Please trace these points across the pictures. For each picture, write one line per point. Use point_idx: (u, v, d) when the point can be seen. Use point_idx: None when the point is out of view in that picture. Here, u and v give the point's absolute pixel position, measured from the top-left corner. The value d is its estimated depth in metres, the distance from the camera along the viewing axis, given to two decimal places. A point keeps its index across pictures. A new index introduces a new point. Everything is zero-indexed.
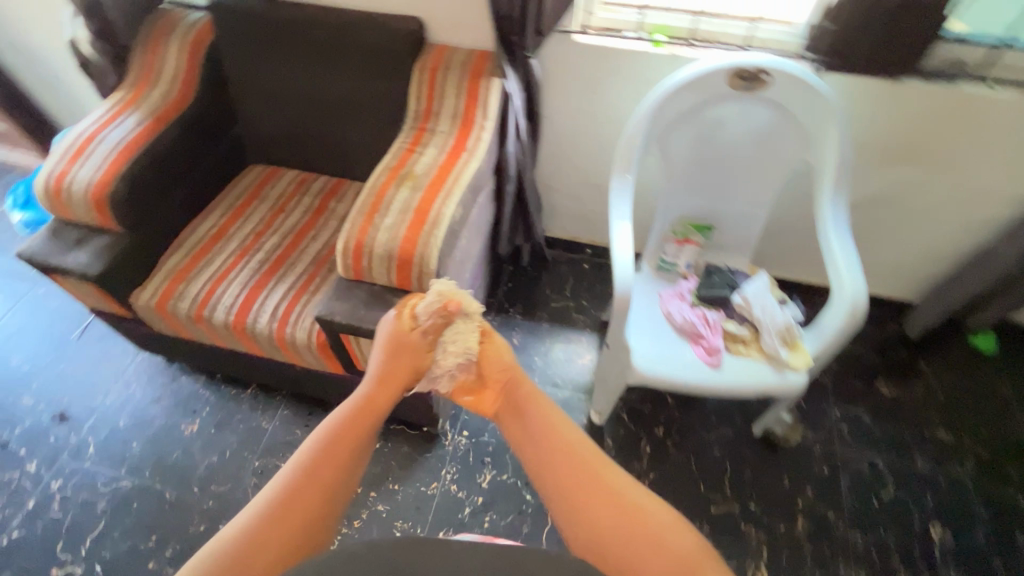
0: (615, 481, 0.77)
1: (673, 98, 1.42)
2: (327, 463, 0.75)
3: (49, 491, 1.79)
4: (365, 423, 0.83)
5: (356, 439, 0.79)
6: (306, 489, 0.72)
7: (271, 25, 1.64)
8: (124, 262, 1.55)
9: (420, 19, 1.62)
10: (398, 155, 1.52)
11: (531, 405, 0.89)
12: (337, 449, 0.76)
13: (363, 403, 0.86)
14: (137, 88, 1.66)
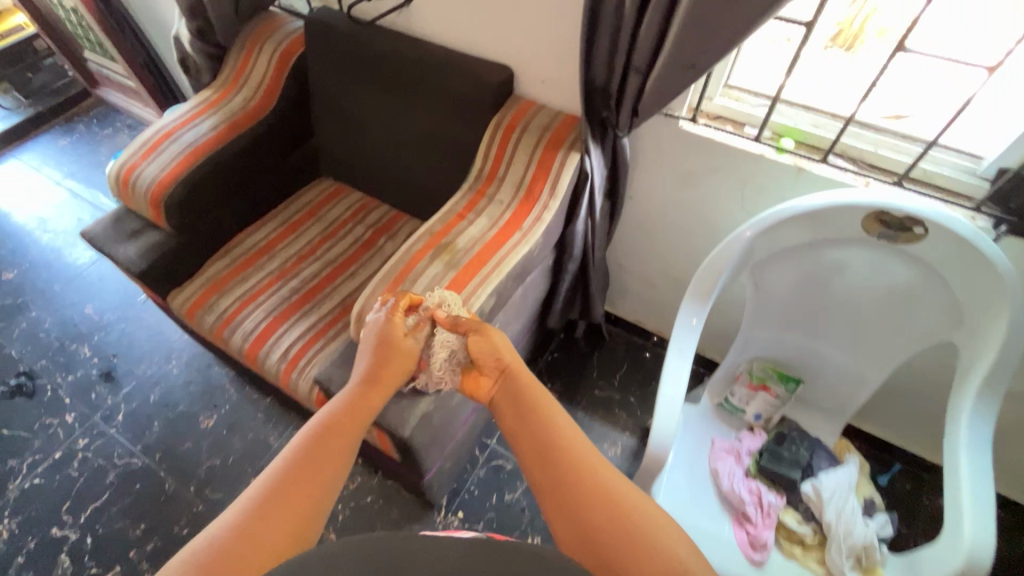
0: (605, 479, 0.78)
1: (782, 228, 1.12)
2: (314, 461, 0.78)
3: (74, 448, 1.88)
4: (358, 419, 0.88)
5: (344, 436, 0.83)
6: (297, 482, 0.74)
7: (358, 48, 1.54)
8: (169, 262, 1.55)
9: (510, 68, 1.44)
10: (447, 217, 1.36)
11: (520, 402, 0.93)
12: (325, 447, 0.80)
13: (354, 401, 0.92)
14: (225, 90, 1.66)
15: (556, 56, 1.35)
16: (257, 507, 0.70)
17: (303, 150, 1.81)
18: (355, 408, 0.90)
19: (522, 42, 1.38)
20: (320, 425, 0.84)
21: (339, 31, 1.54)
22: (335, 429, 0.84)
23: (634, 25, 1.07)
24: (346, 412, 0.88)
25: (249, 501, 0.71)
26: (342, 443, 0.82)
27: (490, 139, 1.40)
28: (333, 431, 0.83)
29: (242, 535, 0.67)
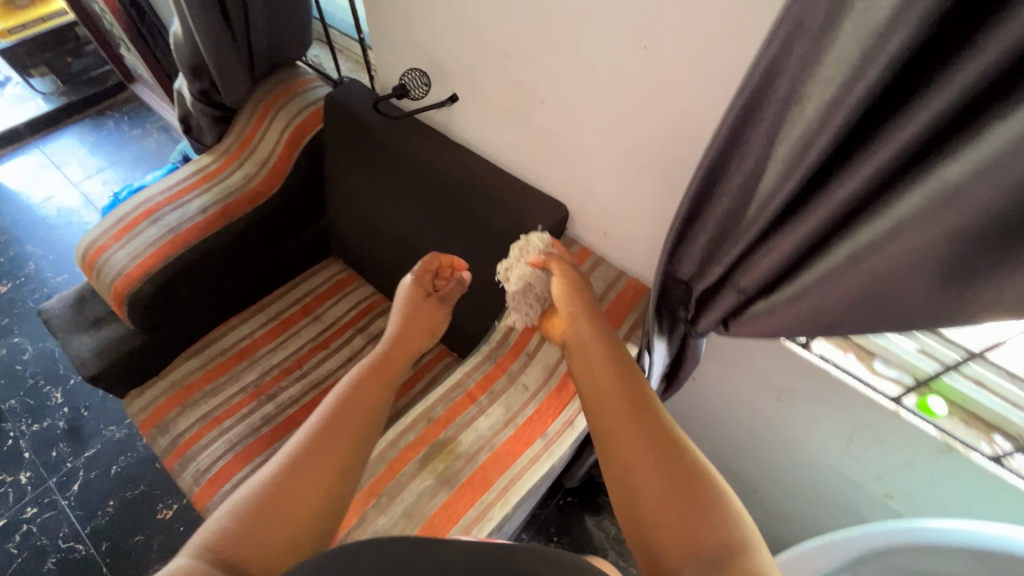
0: (665, 427, 0.72)
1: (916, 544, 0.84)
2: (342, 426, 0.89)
3: (20, 517, 1.69)
4: (377, 385, 1.00)
5: (365, 401, 0.95)
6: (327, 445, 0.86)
7: (381, 143, 1.24)
8: (129, 364, 1.30)
9: (564, 208, 1.12)
10: (454, 395, 1.06)
11: (601, 340, 0.86)
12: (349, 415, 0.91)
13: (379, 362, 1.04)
14: (226, 159, 1.40)
15: (630, 211, 1.02)
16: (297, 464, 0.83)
17: (310, 232, 1.54)
18: (379, 373, 1.02)
19: (586, 183, 1.05)
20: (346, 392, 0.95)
21: (363, 117, 1.24)
22: (356, 395, 0.96)
23: (752, 240, 0.72)
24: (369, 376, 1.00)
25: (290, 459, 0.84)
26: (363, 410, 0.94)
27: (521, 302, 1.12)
28: (356, 396, 0.96)
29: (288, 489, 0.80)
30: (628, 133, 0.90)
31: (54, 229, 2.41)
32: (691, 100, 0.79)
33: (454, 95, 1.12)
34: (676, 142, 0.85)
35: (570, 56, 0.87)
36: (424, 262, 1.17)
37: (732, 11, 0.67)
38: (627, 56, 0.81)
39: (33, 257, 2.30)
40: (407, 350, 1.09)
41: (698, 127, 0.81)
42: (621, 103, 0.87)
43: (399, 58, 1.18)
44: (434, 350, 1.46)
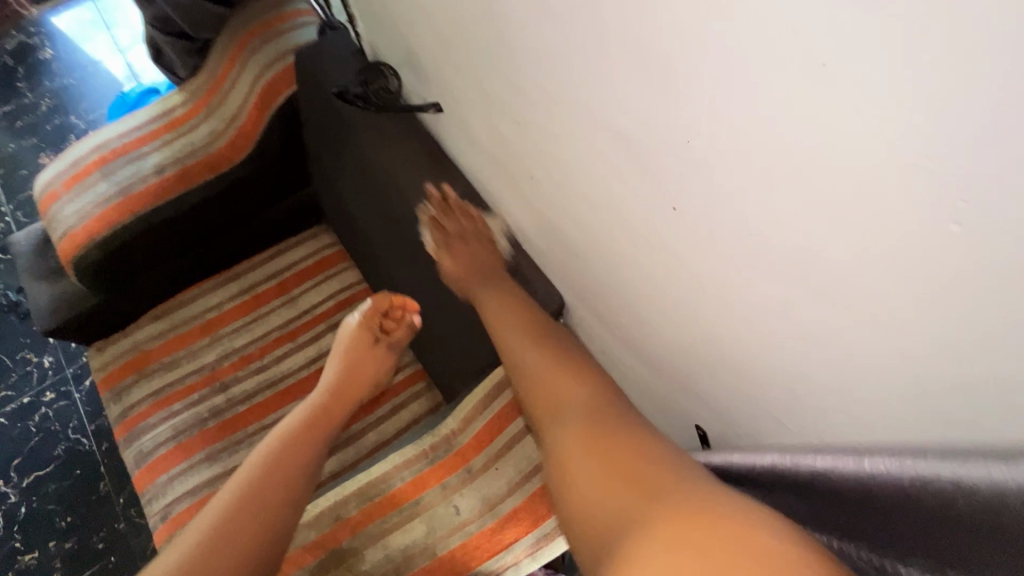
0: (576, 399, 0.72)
1: None
2: (267, 486, 0.78)
3: (40, 399, 1.81)
4: (318, 432, 0.88)
5: (300, 451, 0.84)
6: (250, 506, 0.76)
7: (353, 135, 0.93)
8: (87, 324, 1.21)
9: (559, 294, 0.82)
10: (375, 495, 0.87)
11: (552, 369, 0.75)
12: (278, 471, 0.81)
13: (320, 410, 0.91)
14: (196, 106, 1.16)
15: (646, 342, 0.72)
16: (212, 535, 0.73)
17: (296, 200, 1.31)
18: (320, 421, 0.89)
19: (593, 282, 0.75)
20: (280, 445, 0.84)
21: (334, 98, 0.92)
22: (290, 445, 0.85)
23: None
24: (306, 423, 0.88)
25: (204, 528, 0.74)
26: (296, 462, 0.83)
27: (479, 401, 0.86)
28: (291, 445, 0.85)
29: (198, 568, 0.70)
30: (671, 264, 0.59)
31: (99, 101, 2.31)
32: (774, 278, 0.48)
33: (437, 103, 0.80)
34: (733, 309, 0.55)
35: (613, 136, 0.56)
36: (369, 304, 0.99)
37: (893, 203, 0.36)
38: (692, 177, 0.50)
39: (74, 130, 2.24)
40: (354, 395, 0.95)
41: (773, 315, 0.51)
42: (664, 223, 0.57)
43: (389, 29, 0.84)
44: (408, 370, 1.26)
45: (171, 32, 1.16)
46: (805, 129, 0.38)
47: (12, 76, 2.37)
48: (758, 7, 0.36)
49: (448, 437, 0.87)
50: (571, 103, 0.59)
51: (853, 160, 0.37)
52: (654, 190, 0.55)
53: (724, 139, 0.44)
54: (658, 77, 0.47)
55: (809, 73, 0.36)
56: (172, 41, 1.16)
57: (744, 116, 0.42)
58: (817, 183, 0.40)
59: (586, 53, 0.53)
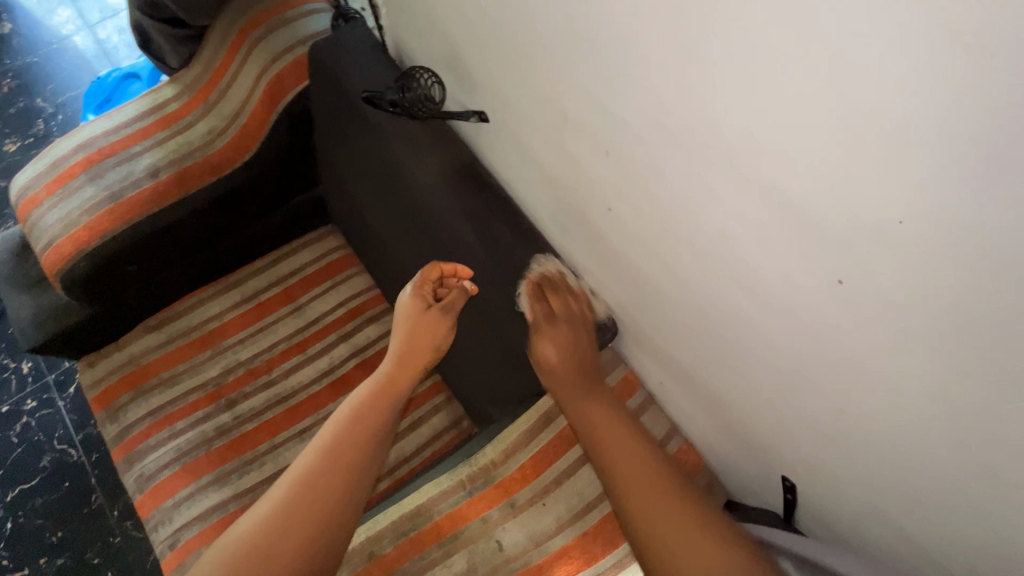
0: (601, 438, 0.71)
1: None
2: (334, 465, 0.70)
3: (21, 408, 1.70)
4: (383, 403, 0.77)
5: (368, 426, 0.74)
6: (319, 483, 0.68)
7: (374, 142, 0.84)
8: (76, 339, 1.11)
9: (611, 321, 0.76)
10: (412, 530, 0.80)
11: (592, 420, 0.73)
12: (345, 447, 0.71)
13: (383, 385, 0.78)
14: (192, 102, 1.05)
15: (709, 378, 0.67)
16: (287, 505, 0.66)
17: (300, 202, 1.22)
18: (383, 393, 0.78)
19: (651, 313, 0.69)
20: (346, 417, 0.75)
21: (358, 103, 0.83)
22: (356, 419, 0.74)
23: None
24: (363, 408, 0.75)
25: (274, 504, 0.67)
26: (359, 439, 0.72)
27: (523, 432, 0.82)
28: (359, 420, 0.74)
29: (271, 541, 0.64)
30: (753, 312, 0.53)
31: (69, 83, 2.13)
32: (897, 344, 0.43)
33: (481, 112, 0.72)
34: (829, 368, 0.50)
35: (695, 168, 0.49)
36: (418, 273, 0.81)
37: None
38: (805, 232, 0.43)
39: (43, 115, 2.06)
40: (420, 363, 0.81)
41: (884, 379, 0.46)
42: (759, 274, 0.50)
43: (420, 26, 0.76)
44: (427, 383, 1.19)
45: (161, 19, 1.04)
46: (970, 201, 0.32)
47: None
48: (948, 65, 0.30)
49: (489, 468, 0.81)
50: (644, 128, 0.51)
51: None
52: (748, 233, 0.49)
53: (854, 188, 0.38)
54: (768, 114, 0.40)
55: (992, 140, 0.30)
56: (164, 28, 1.04)
57: (886, 172, 0.36)
58: (977, 253, 0.34)
59: (676, 75, 0.45)
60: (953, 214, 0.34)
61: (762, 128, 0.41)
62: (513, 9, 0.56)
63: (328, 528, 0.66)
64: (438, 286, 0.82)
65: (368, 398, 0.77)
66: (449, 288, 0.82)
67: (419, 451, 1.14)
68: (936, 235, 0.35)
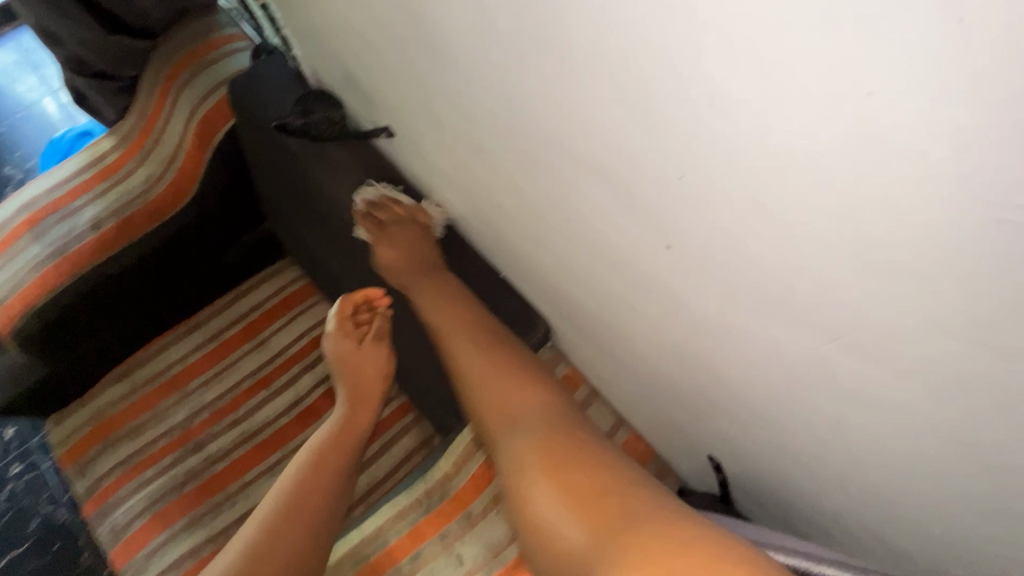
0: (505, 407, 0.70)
1: None
2: (299, 513, 0.70)
3: (4, 475, 1.69)
4: (345, 445, 0.77)
5: (328, 474, 0.74)
6: (285, 532, 0.68)
7: (296, 169, 0.85)
8: (40, 397, 1.12)
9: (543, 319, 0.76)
10: (369, 554, 0.79)
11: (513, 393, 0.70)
12: (300, 499, 0.70)
13: (340, 426, 0.79)
14: (129, 151, 1.07)
15: (638, 367, 0.67)
16: (243, 569, 0.65)
17: (252, 238, 1.23)
18: (340, 435, 0.77)
19: (570, 310, 0.70)
20: (305, 465, 0.74)
21: (275, 132, 0.84)
22: (320, 463, 0.74)
23: None
24: (323, 451, 0.75)
25: (237, 558, 0.66)
26: (318, 490, 0.72)
27: (472, 442, 0.81)
28: (320, 467, 0.74)
29: None
30: (650, 293, 0.54)
31: (36, 147, 2.17)
32: (771, 312, 0.43)
33: (388, 128, 0.73)
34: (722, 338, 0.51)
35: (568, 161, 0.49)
36: (333, 312, 0.83)
37: (899, 228, 0.32)
38: (668, 210, 0.43)
39: (12, 182, 2.09)
40: (372, 394, 0.82)
41: (770, 345, 0.46)
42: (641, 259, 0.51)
43: (324, 53, 0.77)
44: (394, 404, 1.18)
45: (90, 75, 1.07)
46: (786, 153, 0.33)
47: None
48: (739, 26, 0.30)
49: (442, 482, 0.80)
50: (515, 118, 0.50)
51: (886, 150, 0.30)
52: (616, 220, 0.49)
53: (707, 121, 0.36)
54: (621, 50, 0.37)
55: (789, 90, 0.31)
56: (95, 83, 1.07)
57: (713, 135, 0.36)
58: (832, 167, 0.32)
59: (527, 68, 0.45)
60: (772, 168, 0.35)
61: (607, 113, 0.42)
62: (383, 29, 0.57)
63: None
64: (357, 317, 0.84)
65: (328, 439, 0.77)
66: (370, 316, 0.84)
67: (392, 473, 1.13)
68: (765, 192, 0.36)
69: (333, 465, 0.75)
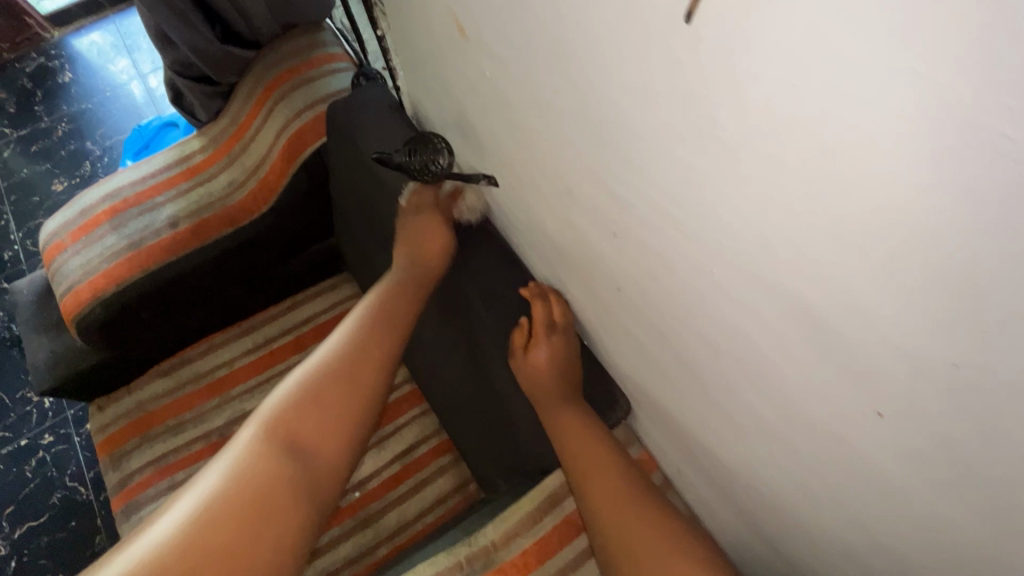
0: (595, 460, 0.66)
1: None
2: (339, 377, 0.66)
3: (37, 443, 1.71)
4: (387, 324, 0.72)
5: (375, 351, 0.69)
6: (329, 397, 0.64)
7: (384, 201, 0.84)
8: (89, 383, 1.12)
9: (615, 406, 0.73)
10: None
11: (603, 453, 0.67)
12: (351, 371, 0.66)
13: (380, 307, 0.73)
14: (218, 153, 1.08)
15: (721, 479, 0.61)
16: (288, 426, 0.61)
17: (316, 250, 1.22)
18: (387, 314, 0.73)
19: (651, 401, 0.65)
20: (348, 339, 0.69)
21: (369, 161, 0.83)
22: (365, 338, 0.70)
23: None
24: (366, 329, 0.71)
25: (278, 411, 0.62)
26: (366, 366, 0.67)
27: (528, 513, 0.75)
28: (365, 343, 0.69)
29: (287, 447, 0.59)
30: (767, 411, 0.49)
31: (117, 127, 2.25)
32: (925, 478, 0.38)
33: (491, 175, 0.70)
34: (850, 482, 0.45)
35: None
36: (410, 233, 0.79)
37: None
38: None
39: (90, 157, 2.18)
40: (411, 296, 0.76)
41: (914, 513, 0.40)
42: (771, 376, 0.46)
43: (431, 91, 0.75)
44: (434, 442, 1.14)
45: (193, 77, 1.10)
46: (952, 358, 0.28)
47: (30, 99, 2.31)
48: (917, 213, 0.25)
49: (487, 551, 0.73)
50: (617, 212, 0.47)
51: (989, 392, 0.27)
52: None
53: (855, 292, 0.30)
54: (699, 206, 0.38)
55: (967, 302, 0.25)
56: (197, 86, 1.10)
57: (861, 305, 0.31)
58: (1007, 395, 0.26)
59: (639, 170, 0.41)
60: (931, 362, 0.29)
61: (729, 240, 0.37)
62: (495, 93, 0.55)
63: (338, 452, 0.62)
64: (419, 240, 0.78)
65: (372, 317, 0.72)
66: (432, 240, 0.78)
67: (422, 515, 1.08)
68: (920, 384, 0.30)
69: (380, 343, 0.70)
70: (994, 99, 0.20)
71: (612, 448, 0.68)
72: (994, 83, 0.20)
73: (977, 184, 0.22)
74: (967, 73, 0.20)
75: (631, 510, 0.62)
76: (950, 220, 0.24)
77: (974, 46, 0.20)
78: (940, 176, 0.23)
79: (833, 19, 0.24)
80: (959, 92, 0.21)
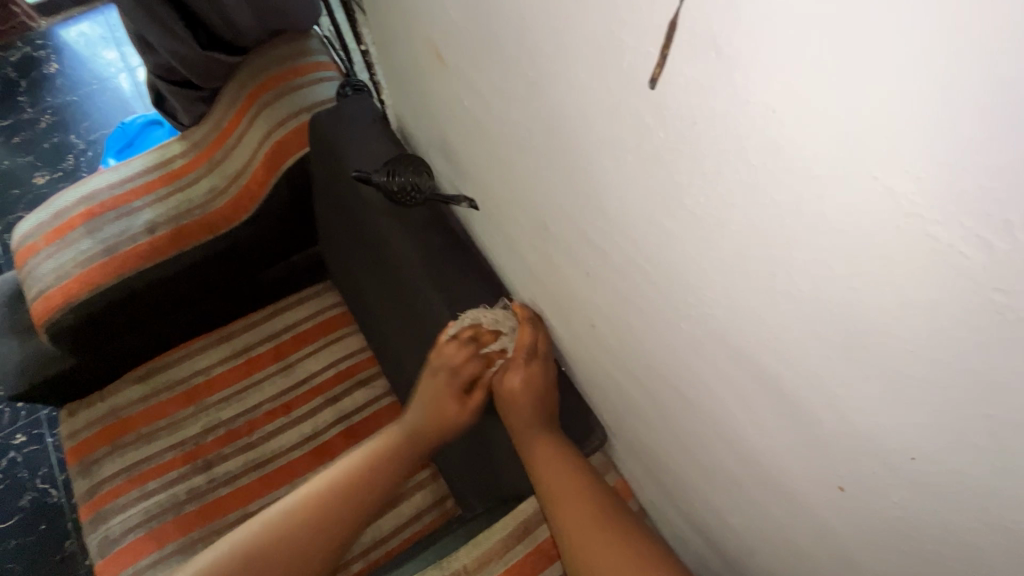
0: (568, 479, 0.66)
1: None
2: (364, 481, 0.76)
3: (9, 443, 1.67)
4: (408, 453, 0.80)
5: (391, 465, 0.78)
6: (347, 498, 0.74)
7: (366, 215, 0.82)
8: (59, 389, 1.09)
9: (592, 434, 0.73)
10: None
11: (577, 474, 0.67)
12: (371, 475, 0.76)
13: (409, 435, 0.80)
14: (200, 158, 1.06)
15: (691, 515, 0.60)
16: (303, 523, 0.72)
17: (298, 259, 1.20)
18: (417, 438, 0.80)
19: (624, 432, 0.64)
20: (375, 454, 0.78)
21: (350, 175, 0.81)
22: (384, 462, 0.78)
23: None
24: (396, 448, 0.79)
25: (312, 494, 0.74)
26: (375, 482, 0.76)
27: (501, 539, 0.73)
28: (390, 458, 0.79)
29: (293, 540, 0.71)
30: None
31: (103, 120, 2.21)
32: None
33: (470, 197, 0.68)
34: None
35: None
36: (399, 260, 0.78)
37: None
38: None
39: (73, 151, 2.14)
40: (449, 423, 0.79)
41: None
42: None
43: (413, 109, 0.74)
44: None
45: (175, 80, 1.08)
46: (913, 432, 0.27)
47: (15, 89, 2.26)
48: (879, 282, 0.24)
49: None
50: (588, 248, 0.46)
51: (944, 472, 0.26)
52: None
53: (818, 357, 0.30)
54: (667, 255, 0.37)
55: (933, 377, 0.24)
56: (177, 90, 1.08)
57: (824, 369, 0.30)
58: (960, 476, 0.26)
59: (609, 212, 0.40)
60: (891, 433, 0.28)
61: (698, 290, 0.36)
62: (473, 120, 0.54)
63: (330, 548, 0.72)
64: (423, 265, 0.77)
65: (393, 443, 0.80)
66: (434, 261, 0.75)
67: (397, 532, 1.07)
68: (875, 454, 0.30)
69: (399, 457, 0.79)
70: (966, 178, 0.19)
71: (586, 470, 0.68)
72: (948, 186, 0.20)
73: (947, 262, 0.21)
74: (936, 151, 0.20)
75: (603, 531, 0.62)
76: (917, 309, 0.23)
77: (936, 149, 0.20)
78: (910, 251, 0.22)
79: (797, 104, 0.24)
80: (921, 191, 0.21)
